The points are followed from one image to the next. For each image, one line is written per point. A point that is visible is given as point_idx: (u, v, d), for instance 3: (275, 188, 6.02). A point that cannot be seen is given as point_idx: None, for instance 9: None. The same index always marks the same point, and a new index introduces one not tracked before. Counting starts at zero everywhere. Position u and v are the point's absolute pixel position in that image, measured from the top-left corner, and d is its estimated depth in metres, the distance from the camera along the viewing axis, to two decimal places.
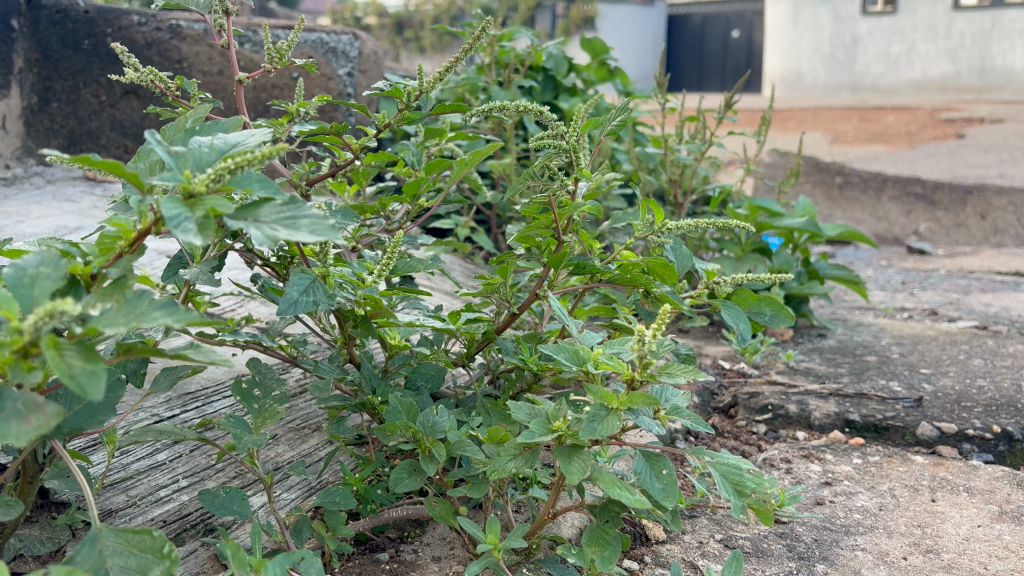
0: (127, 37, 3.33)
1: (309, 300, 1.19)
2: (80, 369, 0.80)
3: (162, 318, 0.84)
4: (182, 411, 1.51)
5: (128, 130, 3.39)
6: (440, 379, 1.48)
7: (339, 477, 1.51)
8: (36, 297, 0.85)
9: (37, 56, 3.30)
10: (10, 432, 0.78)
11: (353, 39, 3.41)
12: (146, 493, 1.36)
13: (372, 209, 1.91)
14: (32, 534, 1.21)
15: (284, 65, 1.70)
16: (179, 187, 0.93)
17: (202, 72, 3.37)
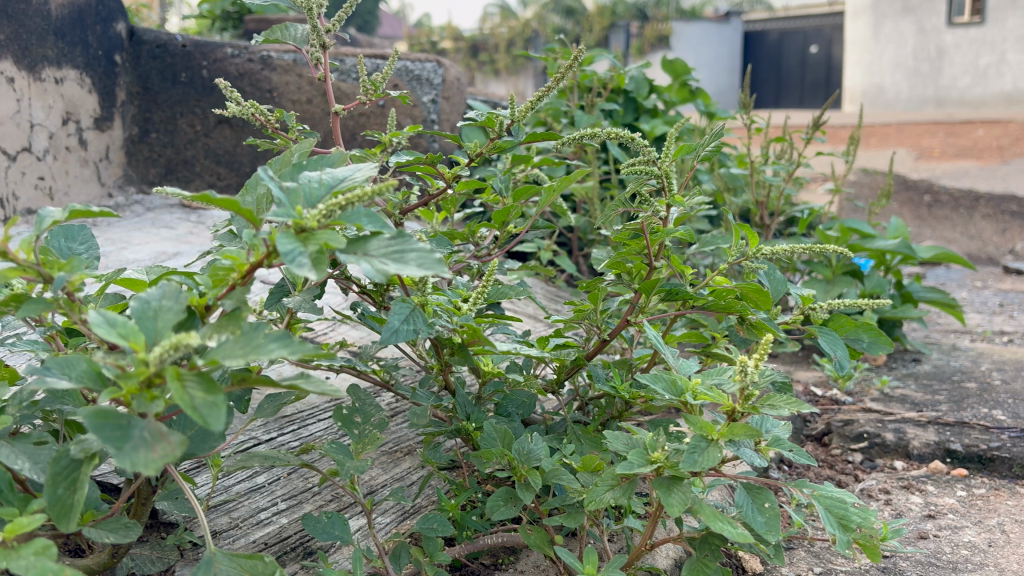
0: (221, 69, 3.48)
1: (410, 328, 1.20)
2: (202, 401, 0.83)
3: (277, 350, 0.86)
4: (280, 434, 1.55)
5: (221, 159, 3.54)
6: (531, 406, 1.49)
7: (432, 502, 1.52)
8: (159, 330, 0.89)
9: (138, 89, 3.49)
10: (138, 461, 0.81)
11: (437, 67, 3.47)
12: (247, 515, 1.39)
13: (462, 236, 1.94)
14: (143, 553, 1.25)
15: (380, 98, 1.74)
16: (291, 222, 0.96)
17: (292, 101, 3.52)
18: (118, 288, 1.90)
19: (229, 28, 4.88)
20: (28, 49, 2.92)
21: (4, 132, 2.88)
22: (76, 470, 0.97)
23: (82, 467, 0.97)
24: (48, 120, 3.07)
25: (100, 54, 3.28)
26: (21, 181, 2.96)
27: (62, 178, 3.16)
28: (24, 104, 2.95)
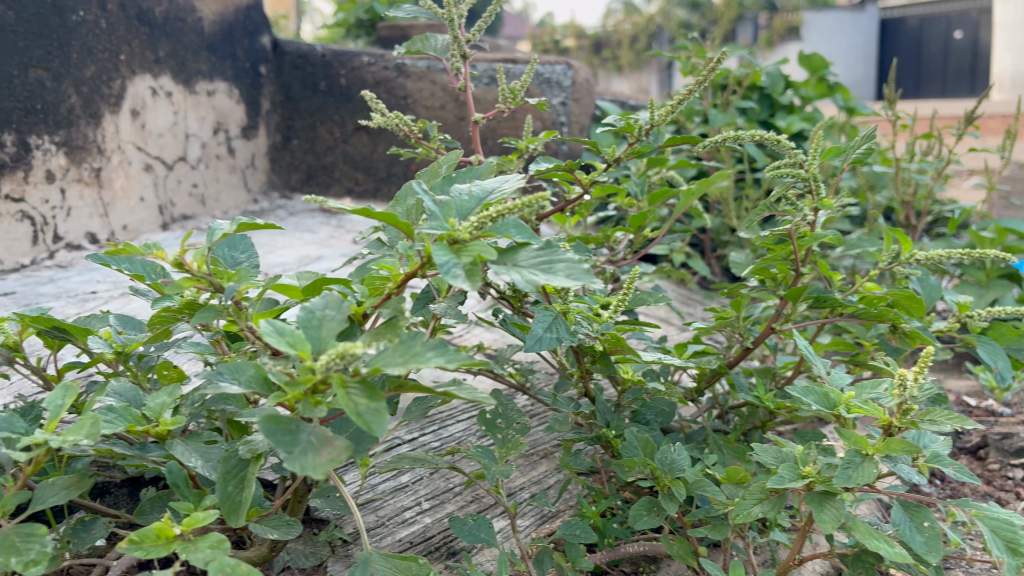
0: (358, 76, 3.78)
1: (553, 337, 1.21)
2: (365, 407, 0.87)
3: (434, 358, 0.89)
4: (421, 434, 1.61)
5: (358, 164, 3.84)
6: (670, 415, 1.49)
7: (570, 506, 1.53)
8: (324, 338, 0.94)
9: (282, 98, 3.88)
10: (308, 463, 0.85)
11: (567, 69, 3.48)
12: (393, 514, 1.44)
13: (597, 240, 1.95)
14: (297, 548, 1.30)
15: (519, 105, 1.77)
16: (444, 235, 0.99)
17: (426, 107, 3.72)
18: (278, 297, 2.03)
19: (361, 36, 5.10)
20: (184, 64, 3.28)
21: (163, 143, 3.25)
22: (245, 469, 1.04)
23: (249, 467, 1.04)
24: (201, 130, 3.44)
25: (247, 66, 3.67)
26: (177, 188, 3.33)
27: (213, 185, 3.53)
28: (180, 116, 3.31)
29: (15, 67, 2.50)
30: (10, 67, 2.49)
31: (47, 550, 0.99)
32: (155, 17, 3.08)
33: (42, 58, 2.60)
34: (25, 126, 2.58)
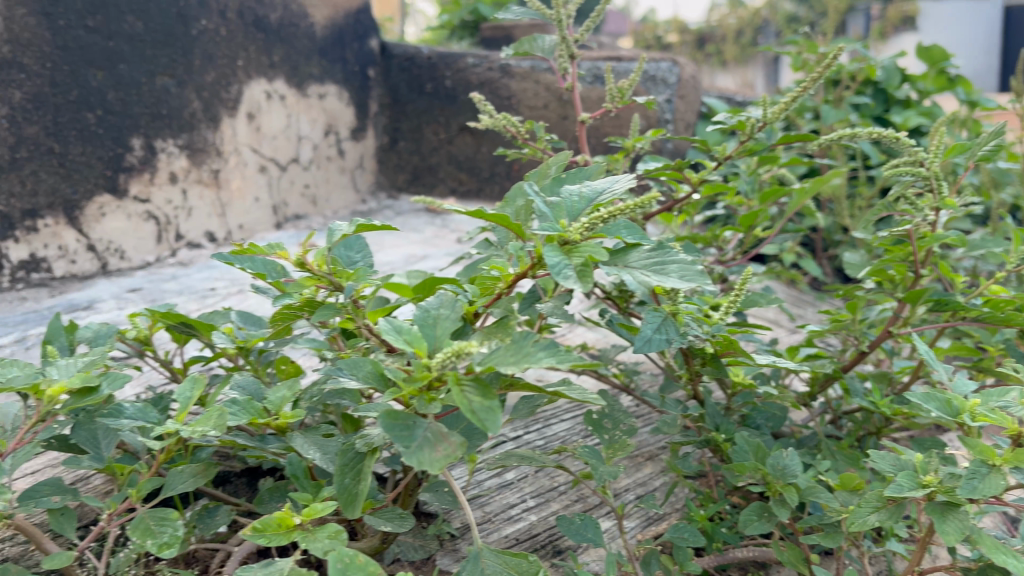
0: (463, 78, 3.83)
1: (663, 338, 1.19)
2: (479, 405, 0.89)
3: (546, 358, 0.90)
4: (526, 432, 1.63)
5: (462, 164, 3.94)
6: (781, 419, 1.47)
7: (677, 509, 1.52)
8: (439, 337, 0.96)
9: (389, 100, 3.99)
10: (425, 459, 0.88)
11: (672, 65, 3.44)
12: (499, 510, 1.46)
13: (705, 240, 1.92)
14: (407, 540, 1.32)
15: (626, 104, 1.76)
16: (555, 235, 0.99)
17: (529, 107, 3.76)
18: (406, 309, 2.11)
19: (465, 37, 5.17)
20: (297, 68, 3.39)
21: (277, 145, 3.37)
22: (361, 462, 1.07)
23: (365, 460, 1.08)
24: (312, 133, 3.56)
25: (357, 69, 3.77)
26: (289, 189, 3.46)
27: (323, 185, 3.67)
28: (292, 119, 3.43)
29: (142, 74, 2.65)
30: (138, 74, 2.64)
31: (178, 534, 1.04)
32: (270, 23, 3.18)
33: (167, 65, 2.74)
34: (152, 130, 2.73)
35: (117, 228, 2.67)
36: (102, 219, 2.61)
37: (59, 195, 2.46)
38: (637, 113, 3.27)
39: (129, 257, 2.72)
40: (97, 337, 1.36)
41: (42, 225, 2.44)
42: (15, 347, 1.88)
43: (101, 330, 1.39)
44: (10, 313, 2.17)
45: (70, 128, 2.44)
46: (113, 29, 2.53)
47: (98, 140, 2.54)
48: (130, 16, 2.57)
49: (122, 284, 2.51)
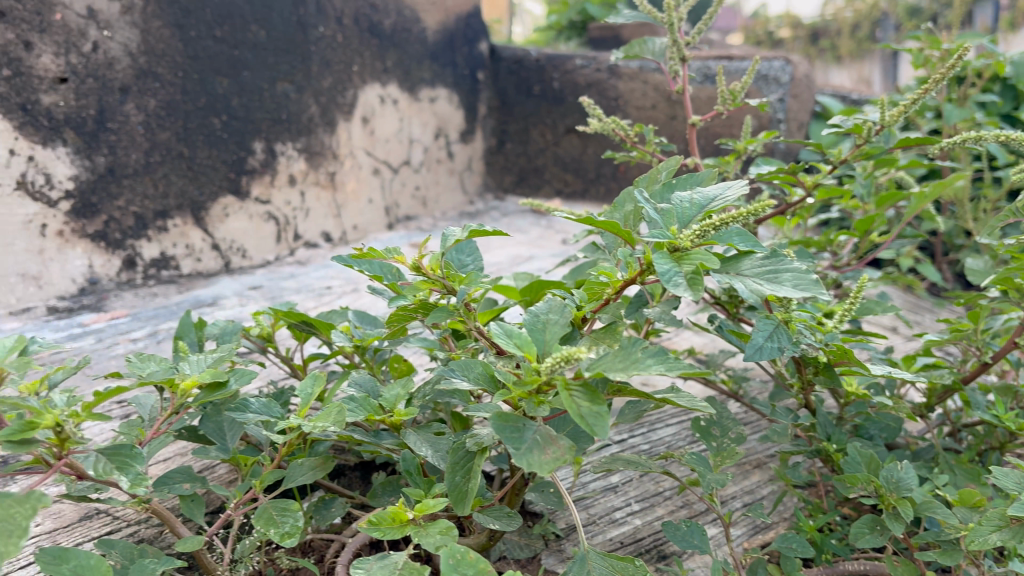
0: (571, 79, 3.90)
1: (774, 346, 1.18)
2: (588, 410, 0.91)
3: (655, 365, 0.91)
4: (630, 436, 1.65)
5: (568, 166, 4.04)
6: (896, 431, 1.42)
7: (785, 519, 1.50)
8: (548, 340, 0.98)
9: (497, 103, 4.09)
10: (534, 461, 0.90)
11: (785, 64, 3.37)
12: (603, 513, 1.47)
13: (818, 244, 1.90)
14: (512, 538, 1.35)
15: (738, 107, 1.74)
16: (665, 243, 1.00)
17: (637, 107, 3.77)
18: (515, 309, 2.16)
19: (573, 37, 5.20)
20: (409, 72, 3.48)
21: (390, 148, 3.47)
22: (470, 461, 1.10)
23: (474, 459, 1.10)
24: (423, 135, 3.66)
25: (466, 72, 3.85)
26: (401, 191, 3.55)
27: (432, 187, 3.76)
28: (404, 122, 3.53)
29: (265, 81, 2.77)
30: (261, 81, 2.76)
31: (298, 525, 1.09)
32: (384, 29, 3.28)
33: (287, 72, 2.85)
34: (273, 134, 2.85)
35: (240, 228, 2.80)
36: (226, 218, 2.74)
37: (187, 196, 2.60)
38: (748, 114, 3.23)
39: (250, 256, 2.85)
40: (224, 334, 1.44)
41: (172, 225, 2.58)
42: (148, 341, 2.00)
43: (227, 327, 1.46)
44: (143, 308, 2.32)
45: (198, 132, 2.58)
46: (238, 38, 2.66)
47: (224, 144, 2.68)
48: (254, 25, 2.70)
49: (244, 281, 2.63)
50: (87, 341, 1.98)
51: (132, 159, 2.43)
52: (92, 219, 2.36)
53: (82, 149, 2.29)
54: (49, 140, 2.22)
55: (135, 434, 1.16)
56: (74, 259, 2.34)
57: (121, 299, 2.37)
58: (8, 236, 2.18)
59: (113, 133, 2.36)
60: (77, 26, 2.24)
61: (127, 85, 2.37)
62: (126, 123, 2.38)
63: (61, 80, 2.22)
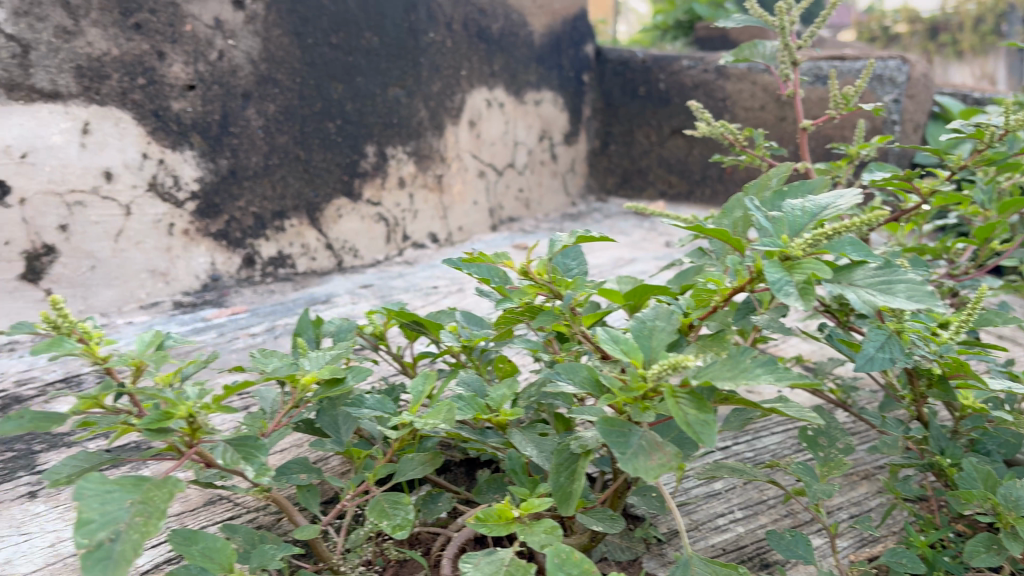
0: (677, 80, 3.89)
1: (886, 357, 1.17)
2: (695, 417, 0.92)
3: (764, 376, 0.92)
4: (734, 443, 1.65)
5: (673, 167, 4.02)
6: (1017, 447, 1.37)
7: (894, 533, 1.46)
8: (655, 347, 1.00)
9: (602, 105, 4.10)
10: (640, 466, 0.92)
11: (902, 64, 3.26)
12: (706, 519, 1.47)
13: (933, 252, 1.84)
14: (614, 541, 1.36)
15: (851, 111, 1.71)
16: (776, 251, 1.00)
17: (745, 108, 3.73)
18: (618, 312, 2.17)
19: (679, 37, 5.15)
20: (516, 76, 3.54)
21: (495, 151, 3.53)
22: (575, 463, 1.12)
23: (579, 461, 1.12)
24: (528, 138, 3.70)
25: (571, 75, 3.89)
26: (506, 192, 3.60)
27: (537, 189, 3.80)
28: (510, 125, 3.58)
29: (377, 86, 2.87)
30: (373, 86, 2.86)
31: (409, 518, 1.14)
32: (492, 34, 3.34)
33: (399, 77, 2.94)
34: (384, 138, 2.93)
35: (353, 229, 2.89)
36: (340, 219, 2.84)
37: (303, 198, 2.71)
38: (861, 116, 3.15)
39: (361, 255, 2.94)
40: (339, 332, 1.50)
41: (288, 226, 2.69)
42: (266, 336, 2.10)
43: (343, 324, 1.52)
44: (261, 304, 2.43)
45: (313, 137, 2.69)
46: (352, 45, 2.76)
47: (338, 147, 2.78)
48: (368, 32, 2.80)
49: (355, 280, 2.72)
50: (211, 335, 2.09)
51: (253, 162, 2.55)
52: (215, 219, 2.50)
53: (207, 152, 2.44)
54: (177, 144, 2.37)
55: (258, 426, 1.23)
56: (198, 257, 2.48)
57: (241, 296, 2.49)
58: (140, 235, 2.34)
59: (235, 137, 2.49)
60: (205, 35, 2.39)
61: (249, 91, 2.50)
62: (247, 128, 2.52)
63: (189, 87, 2.38)
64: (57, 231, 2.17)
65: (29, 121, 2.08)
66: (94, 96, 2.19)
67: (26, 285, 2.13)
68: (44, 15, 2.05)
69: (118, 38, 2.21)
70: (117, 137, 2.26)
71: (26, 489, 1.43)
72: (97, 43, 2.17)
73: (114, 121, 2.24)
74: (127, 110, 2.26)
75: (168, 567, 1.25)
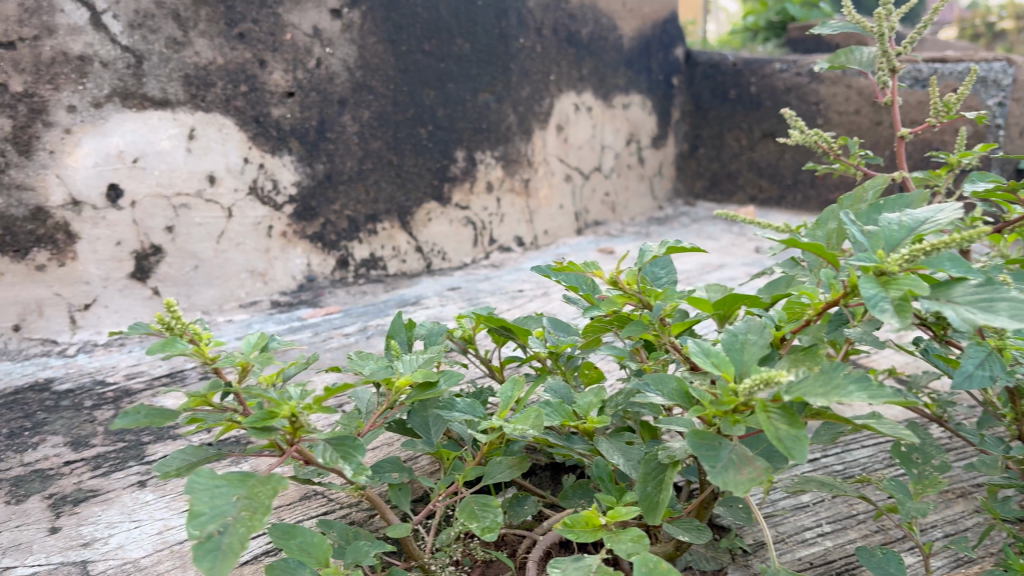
0: (769, 83, 3.84)
1: (986, 374, 1.13)
2: (786, 433, 0.92)
3: (858, 394, 0.91)
4: (823, 456, 1.63)
5: (764, 171, 3.96)
6: None
7: (990, 554, 1.42)
8: (746, 361, 1.01)
9: (692, 108, 4.09)
10: (730, 480, 0.94)
11: (1008, 66, 3.14)
12: (793, 532, 1.46)
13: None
14: (699, 550, 1.36)
15: (953, 118, 1.66)
16: (873, 266, 1.00)
17: (839, 112, 3.65)
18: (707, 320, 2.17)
19: (771, 38, 5.06)
20: (604, 80, 3.55)
21: (583, 155, 3.54)
22: (663, 473, 1.13)
23: (667, 471, 1.13)
24: (616, 141, 3.70)
25: (661, 78, 3.88)
26: (592, 196, 3.61)
27: (623, 193, 3.79)
28: (598, 129, 3.59)
29: (467, 92, 2.91)
30: (464, 92, 2.90)
31: (498, 520, 1.16)
32: (581, 38, 3.37)
33: (489, 82, 2.98)
34: (474, 143, 2.98)
35: (441, 232, 2.95)
36: (429, 223, 2.90)
37: (395, 202, 2.78)
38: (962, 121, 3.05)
39: (449, 258, 2.99)
40: (431, 335, 1.53)
41: (381, 229, 2.76)
42: (359, 336, 2.16)
43: (434, 328, 1.56)
44: (354, 304, 2.50)
45: (406, 142, 2.75)
46: (445, 52, 2.82)
47: (429, 152, 2.83)
48: (459, 39, 2.85)
49: (443, 283, 2.77)
50: (306, 334, 2.17)
51: (348, 167, 2.63)
52: (311, 222, 2.59)
53: (305, 157, 2.53)
54: (277, 149, 2.47)
55: (354, 426, 1.28)
56: (295, 258, 2.57)
57: (334, 296, 2.57)
58: (240, 236, 2.44)
59: (332, 142, 2.57)
60: (304, 44, 2.47)
61: (345, 98, 2.58)
62: (342, 134, 2.59)
63: (289, 94, 2.47)
64: (164, 232, 2.30)
65: (140, 128, 2.21)
66: (200, 104, 2.30)
67: (135, 283, 2.26)
68: (156, 27, 2.19)
69: (223, 47, 2.32)
70: (221, 142, 2.37)
71: (136, 478, 1.51)
72: (203, 52, 2.28)
73: (217, 127, 2.35)
74: (230, 116, 2.37)
75: (267, 558, 1.31)
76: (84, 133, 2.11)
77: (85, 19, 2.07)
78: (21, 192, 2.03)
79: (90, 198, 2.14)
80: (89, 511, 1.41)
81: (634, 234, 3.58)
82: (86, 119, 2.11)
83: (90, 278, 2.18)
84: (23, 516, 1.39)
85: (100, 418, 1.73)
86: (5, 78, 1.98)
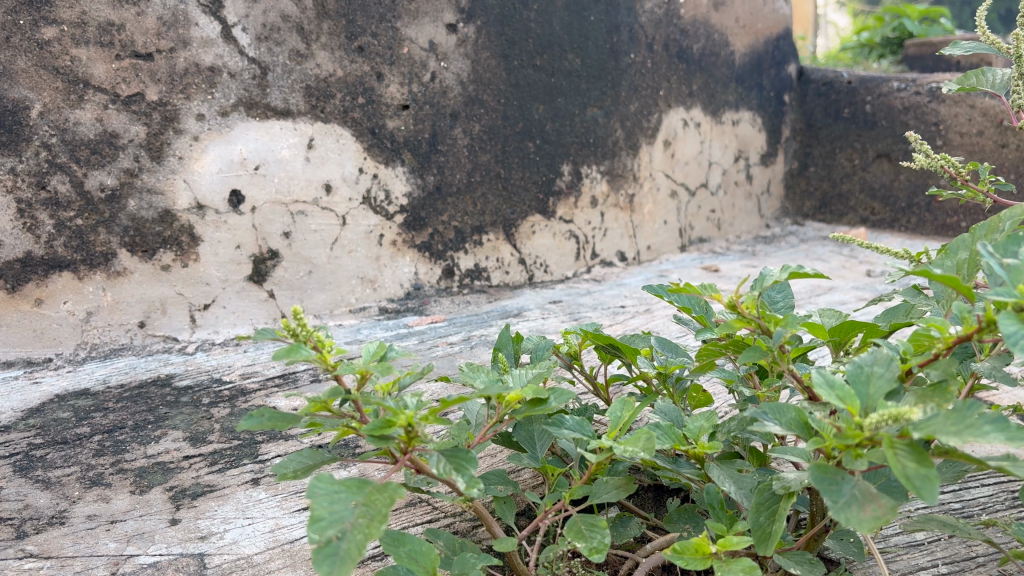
0: (886, 102, 3.73)
1: None
2: (915, 471, 0.89)
3: (995, 435, 0.87)
4: (941, 494, 1.57)
5: (876, 193, 3.85)
6: None
7: None
8: (872, 394, 0.98)
9: (802, 126, 4.00)
10: (852, 517, 0.91)
11: None
12: (906, 571, 1.41)
13: None
14: None
15: None
16: (1012, 302, 0.94)
17: (960, 134, 3.51)
18: (820, 350, 2.10)
19: (886, 55, 4.89)
20: (714, 95, 3.51)
21: (689, 170, 3.49)
22: (776, 503, 1.10)
23: (781, 502, 1.10)
24: (723, 158, 3.65)
25: (773, 95, 3.83)
26: (697, 213, 3.57)
27: (729, 211, 3.73)
28: (706, 145, 3.54)
29: (576, 107, 2.93)
30: (573, 107, 2.92)
31: (605, 541, 1.15)
32: (693, 54, 3.36)
33: (598, 97, 2.99)
34: (581, 157, 2.98)
35: (545, 245, 2.96)
36: (533, 236, 2.91)
37: (500, 214, 2.80)
38: None
39: (551, 271, 3.00)
40: (537, 350, 1.54)
41: (486, 240, 2.79)
42: (463, 345, 2.18)
43: (541, 342, 1.56)
44: (458, 314, 2.54)
45: (514, 156, 2.78)
46: (556, 67, 2.84)
47: (536, 166, 2.85)
48: (571, 54, 2.87)
49: (544, 296, 2.78)
50: (412, 342, 2.21)
51: (457, 179, 2.67)
52: (420, 231, 2.63)
53: (417, 169, 2.58)
54: (391, 160, 2.53)
55: (465, 437, 1.30)
56: (404, 267, 2.62)
57: (440, 305, 2.61)
58: (353, 244, 2.51)
59: (443, 155, 2.62)
60: (420, 58, 2.53)
61: (457, 111, 2.62)
62: (453, 147, 2.64)
63: (404, 106, 2.52)
64: (280, 238, 2.38)
65: (263, 136, 2.29)
66: (320, 114, 2.38)
67: (252, 286, 2.35)
68: (281, 40, 2.28)
69: (343, 60, 2.39)
70: (338, 152, 2.43)
71: (249, 476, 1.56)
72: (325, 64, 2.36)
73: (335, 137, 2.42)
74: (348, 126, 2.44)
75: (375, 562, 1.34)
76: (211, 140, 2.21)
77: (217, 31, 2.17)
78: (152, 195, 2.14)
79: (214, 203, 2.24)
80: (206, 505, 1.47)
81: (739, 253, 3.52)
82: (214, 126, 2.20)
83: (211, 280, 2.27)
84: (146, 506, 1.45)
85: (217, 415, 1.79)
86: (142, 87, 2.09)
